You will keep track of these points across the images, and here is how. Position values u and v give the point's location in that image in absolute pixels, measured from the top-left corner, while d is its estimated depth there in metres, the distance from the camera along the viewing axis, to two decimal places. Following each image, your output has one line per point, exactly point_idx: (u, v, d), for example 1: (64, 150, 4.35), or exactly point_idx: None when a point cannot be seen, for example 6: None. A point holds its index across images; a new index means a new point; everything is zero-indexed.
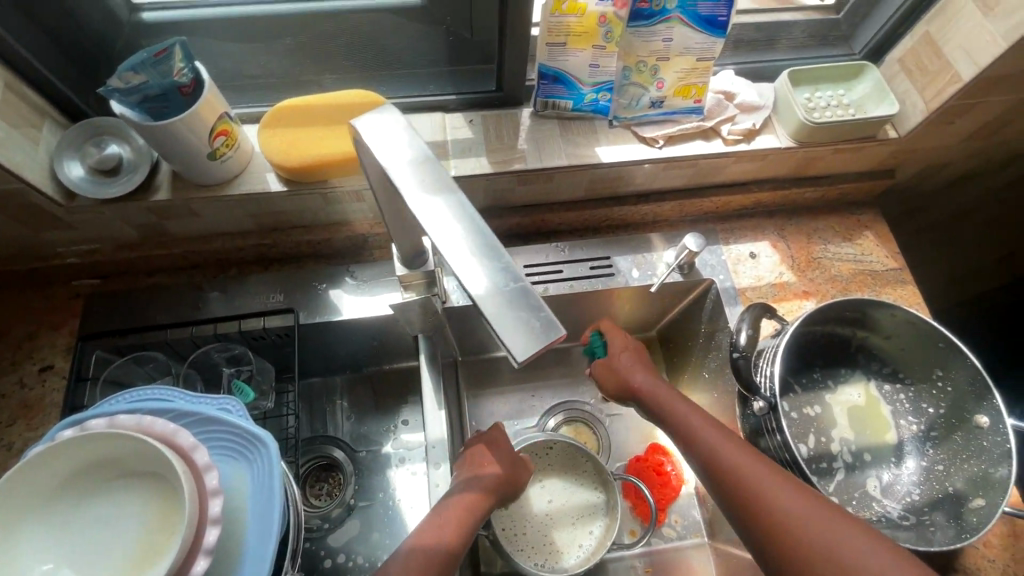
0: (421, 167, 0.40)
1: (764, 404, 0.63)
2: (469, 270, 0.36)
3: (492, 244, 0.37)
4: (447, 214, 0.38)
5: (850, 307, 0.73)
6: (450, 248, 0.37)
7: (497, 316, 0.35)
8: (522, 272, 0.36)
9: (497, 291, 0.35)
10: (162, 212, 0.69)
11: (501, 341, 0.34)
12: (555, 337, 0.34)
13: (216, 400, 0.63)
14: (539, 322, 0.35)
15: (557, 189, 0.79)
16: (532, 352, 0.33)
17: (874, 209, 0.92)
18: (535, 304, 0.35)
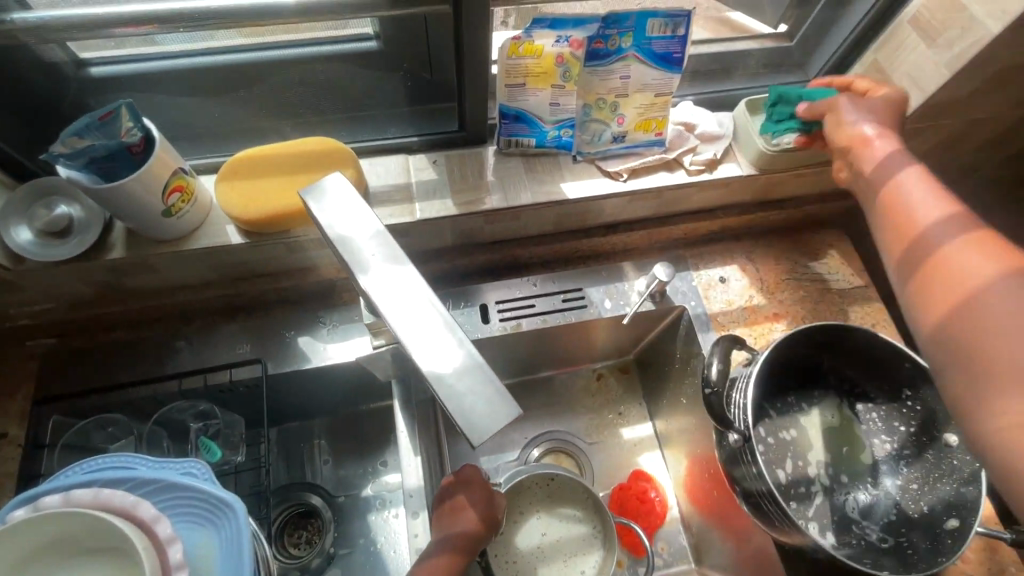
0: (373, 239, 0.39)
1: (738, 437, 0.63)
2: (425, 349, 0.36)
3: (449, 321, 0.37)
4: (402, 289, 0.38)
5: (818, 331, 0.74)
6: (405, 326, 0.36)
7: (454, 398, 0.34)
8: (478, 351, 0.36)
9: (454, 372, 0.35)
10: (119, 270, 0.67)
11: (459, 424, 0.34)
12: (513, 417, 0.34)
13: (182, 464, 0.62)
14: (497, 403, 0.34)
15: (526, 225, 0.79)
16: (489, 435, 0.33)
17: (837, 227, 0.94)
18: (492, 382, 0.35)
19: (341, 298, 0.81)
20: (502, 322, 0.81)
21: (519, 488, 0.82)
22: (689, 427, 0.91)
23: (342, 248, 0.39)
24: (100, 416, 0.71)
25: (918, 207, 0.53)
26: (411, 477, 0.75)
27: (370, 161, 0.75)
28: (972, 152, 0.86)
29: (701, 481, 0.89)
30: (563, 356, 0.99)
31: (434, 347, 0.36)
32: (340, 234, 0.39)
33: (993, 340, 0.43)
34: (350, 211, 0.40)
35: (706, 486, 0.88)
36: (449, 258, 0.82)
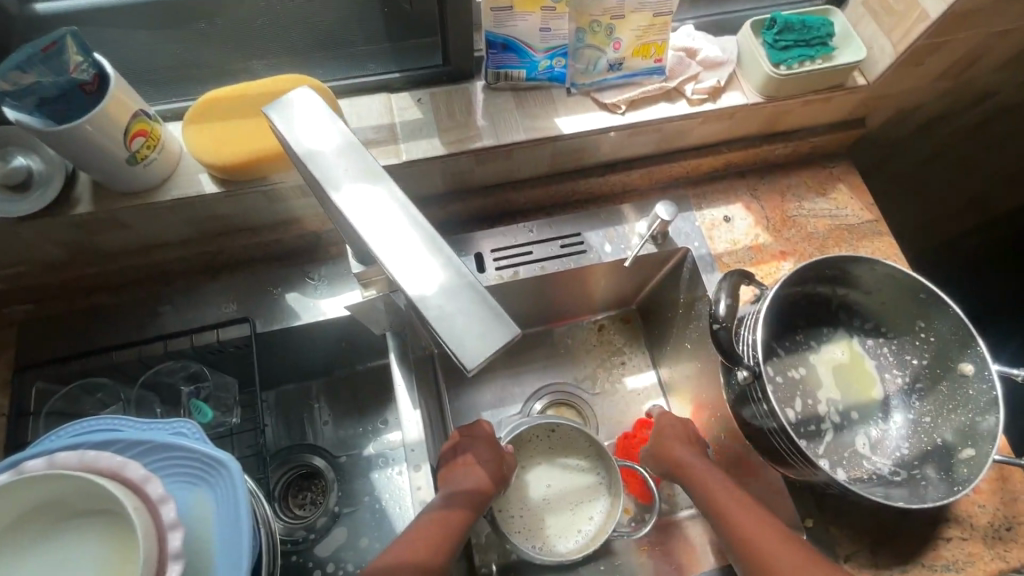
0: (347, 156, 0.36)
1: (747, 373, 0.60)
2: (408, 268, 0.32)
3: (433, 238, 0.34)
4: (381, 207, 0.34)
5: (830, 264, 0.71)
6: (386, 246, 0.33)
7: (441, 319, 0.31)
8: (468, 268, 0.33)
9: (442, 292, 0.32)
10: (88, 227, 0.63)
11: (449, 347, 0.31)
12: (509, 339, 0.31)
13: (171, 424, 0.59)
14: (490, 324, 0.31)
15: (519, 165, 0.75)
16: (483, 358, 0.30)
17: (846, 160, 0.90)
18: (485, 302, 0.32)
19: (329, 253, 0.78)
20: (498, 270, 0.78)
21: (520, 442, 0.81)
22: (694, 373, 0.88)
23: (312, 166, 0.35)
24: (85, 381, 0.69)
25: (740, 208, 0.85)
26: (411, 431, 0.72)
27: (350, 102, 0.70)
28: (990, 72, 0.81)
29: (707, 426, 0.88)
30: (563, 307, 0.96)
31: (418, 266, 0.33)
32: (310, 151, 0.36)
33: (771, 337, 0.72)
34: (320, 127, 0.37)
35: (713, 430, 0.86)
36: (440, 206, 0.78)
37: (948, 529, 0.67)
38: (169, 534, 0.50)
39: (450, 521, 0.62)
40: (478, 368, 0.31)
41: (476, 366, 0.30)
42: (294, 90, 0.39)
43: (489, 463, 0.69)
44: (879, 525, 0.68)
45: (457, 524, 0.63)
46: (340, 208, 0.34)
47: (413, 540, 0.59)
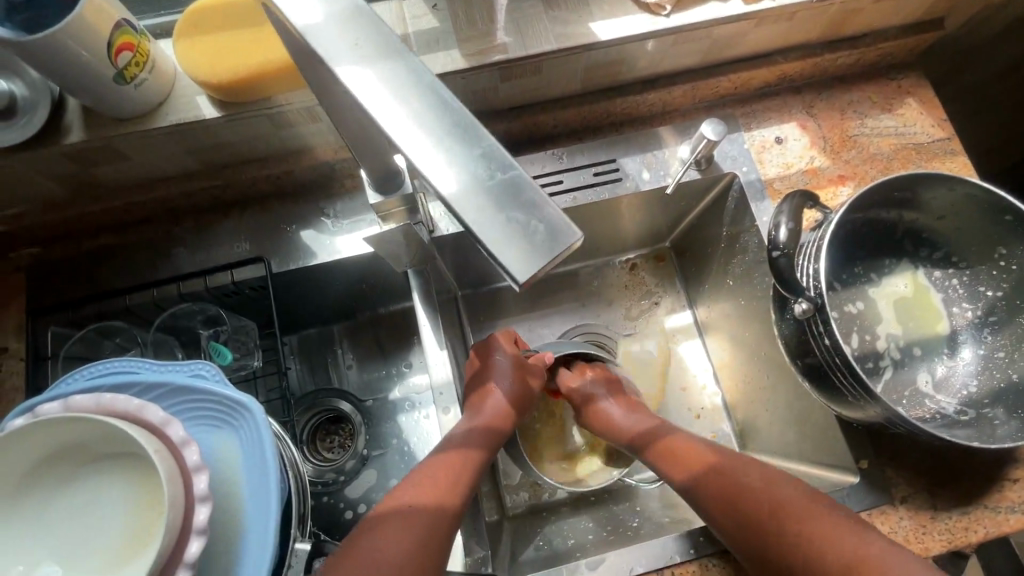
0: (355, 28, 0.29)
1: (808, 305, 0.54)
2: (435, 160, 0.27)
3: (467, 123, 0.27)
4: (396, 87, 0.28)
5: (900, 185, 0.63)
6: (408, 135, 0.27)
7: (482, 222, 0.26)
8: (511, 159, 0.27)
9: (479, 190, 0.26)
10: (84, 157, 0.58)
11: (494, 255, 0.25)
12: (567, 243, 0.25)
13: (188, 365, 0.56)
14: (542, 227, 0.25)
15: (548, 81, 0.67)
16: (536, 267, 0.25)
17: (916, 71, 0.79)
18: (535, 199, 0.26)
19: (343, 186, 0.72)
20: None
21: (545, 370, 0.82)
22: (735, 311, 0.83)
23: (312, 40, 0.29)
24: (101, 325, 0.66)
25: (795, 130, 0.76)
26: (439, 372, 0.69)
27: None
28: None
29: (747, 366, 0.83)
30: (594, 244, 0.90)
31: (446, 156, 0.27)
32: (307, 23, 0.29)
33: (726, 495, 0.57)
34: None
35: (754, 371, 0.82)
36: None
37: (1014, 470, 0.63)
38: (195, 476, 0.47)
39: (467, 466, 0.59)
40: (530, 280, 0.25)
41: (527, 277, 0.25)
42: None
43: (513, 376, 0.69)
44: (938, 466, 0.64)
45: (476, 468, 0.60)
46: (349, 90, 0.28)
47: (436, 477, 0.56)
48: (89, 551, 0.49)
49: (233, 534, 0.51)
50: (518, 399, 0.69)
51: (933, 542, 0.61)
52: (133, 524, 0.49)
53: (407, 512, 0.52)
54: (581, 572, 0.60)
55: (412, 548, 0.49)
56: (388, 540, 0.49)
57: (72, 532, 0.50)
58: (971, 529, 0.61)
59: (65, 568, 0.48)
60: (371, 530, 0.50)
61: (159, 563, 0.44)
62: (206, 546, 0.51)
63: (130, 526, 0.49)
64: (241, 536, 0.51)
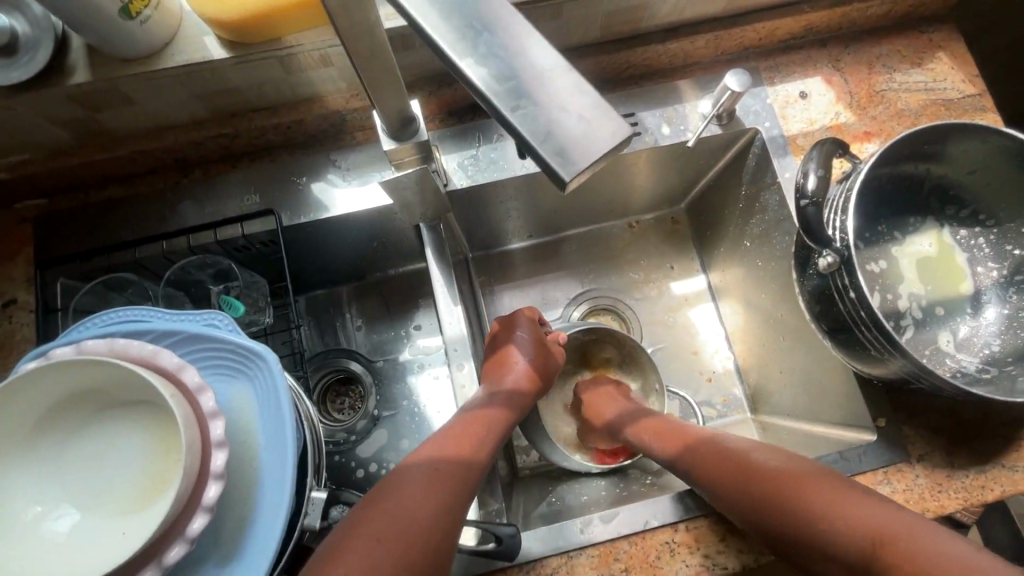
0: None
1: (833, 258, 0.53)
2: (471, 57, 0.25)
3: (505, 15, 0.26)
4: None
5: (930, 137, 0.60)
6: (441, 27, 0.25)
7: (523, 117, 0.24)
8: (551, 55, 0.25)
9: (519, 85, 0.24)
10: (89, 101, 0.57)
11: (538, 153, 0.24)
12: (618, 141, 0.24)
13: (201, 315, 0.55)
14: (589, 124, 0.24)
15: (567, 28, 0.64)
16: (584, 165, 0.23)
17: (948, 24, 0.76)
18: (580, 95, 0.24)
19: (354, 139, 0.70)
20: None
21: None
22: (751, 273, 0.81)
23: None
24: (109, 277, 0.65)
25: (820, 85, 0.73)
26: (453, 328, 0.68)
27: None
28: None
29: (762, 329, 0.82)
30: (607, 205, 0.88)
31: (486, 50, 0.25)
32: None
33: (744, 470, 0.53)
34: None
35: (767, 334, 0.81)
36: None
37: None
38: (211, 423, 0.47)
39: (484, 434, 0.58)
40: (577, 179, 0.24)
41: (574, 176, 0.23)
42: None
43: (536, 348, 0.70)
44: (957, 425, 0.63)
45: (493, 432, 0.59)
46: None
47: (455, 436, 0.56)
48: (105, 495, 0.49)
49: (249, 481, 0.50)
50: (539, 369, 0.69)
51: (949, 500, 0.61)
52: (150, 469, 0.49)
53: (428, 474, 0.51)
54: (595, 525, 0.60)
55: (430, 510, 0.48)
56: (408, 501, 0.48)
57: (88, 477, 0.49)
58: (988, 487, 0.61)
59: (82, 511, 0.48)
60: (388, 490, 0.49)
61: (177, 508, 0.44)
62: (223, 493, 0.51)
63: (146, 472, 0.49)
64: (258, 483, 0.51)
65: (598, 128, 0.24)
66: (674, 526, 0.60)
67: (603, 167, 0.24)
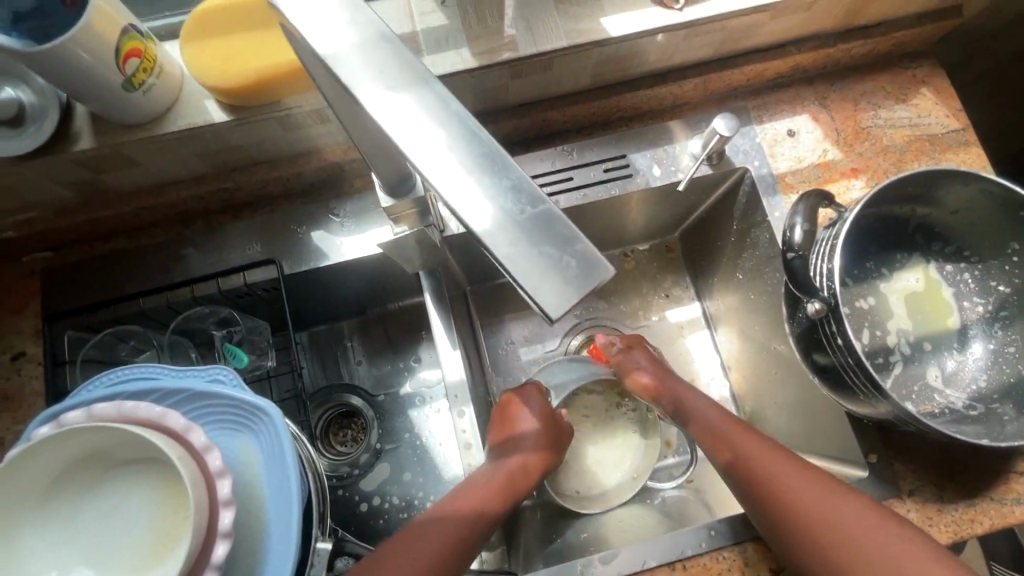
0: (376, 51, 0.29)
1: (821, 306, 0.55)
2: (467, 193, 0.27)
3: (493, 152, 0.27)
4: (424, 114, 0.28)
5: (918, 181, 0.62)
6: (433, 166, 0.27)
7: (514, 256, 0.26)
8: (540, 189, 0.27)
9: (506, 223, 0.26)
10: (95, 163, 0.58)
11: (528, 292, 0.26)
12: (604, 280, 0.26)
13: (207, 371, 0.57)
14: (579, 264, 0.26)
15: (559, 78, 0.66)
16: (569, 305, 0.25)
17: (931, 59, 0.78)
18: (568, 232, 0.26)
19: (352, 186, 0.72)
20: None
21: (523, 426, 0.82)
22: (744, 304, 0.83)
23: (323, 58, 0.29)
24: (117, 329, 0.66)
25: (806, 122, 0.75)
26: (451, 370, 0.69)
27: None
28: None
29: (758, 359, 0.83)
30: (603, 239, 0.89)
31: (479, 188, 0.27)
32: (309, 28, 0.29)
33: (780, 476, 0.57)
34: (335, 16, 0.30)
35: (763, 365, 0.82)
36: None
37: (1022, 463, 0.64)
38: (219, 482, 0.48)
39: (494, 484, 0.60)
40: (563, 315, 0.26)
41: (560, 313, 0.25)
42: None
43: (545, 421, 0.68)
44: (947, 460, 0.65)
45: (501, 482, 0.60)
46: (374, 116, 0.28)
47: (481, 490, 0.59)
48: (117, 555, 0.50)
49: (256, 536, 0.52)
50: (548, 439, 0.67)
51: (940, 534, 0.62)
52: (161, 527, 0.50)
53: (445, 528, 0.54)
54: (595, 566, 0.61)
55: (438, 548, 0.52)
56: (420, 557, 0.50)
57: (101, 536, 0.51)
58: (977, 521, 0.62)
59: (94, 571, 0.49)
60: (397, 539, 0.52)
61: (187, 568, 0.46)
62: (231, 548, 0.52)
63: (157, 530, 0.50)
64: (264, 537, 0.52)
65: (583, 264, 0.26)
66: (671, 565, 0.61)
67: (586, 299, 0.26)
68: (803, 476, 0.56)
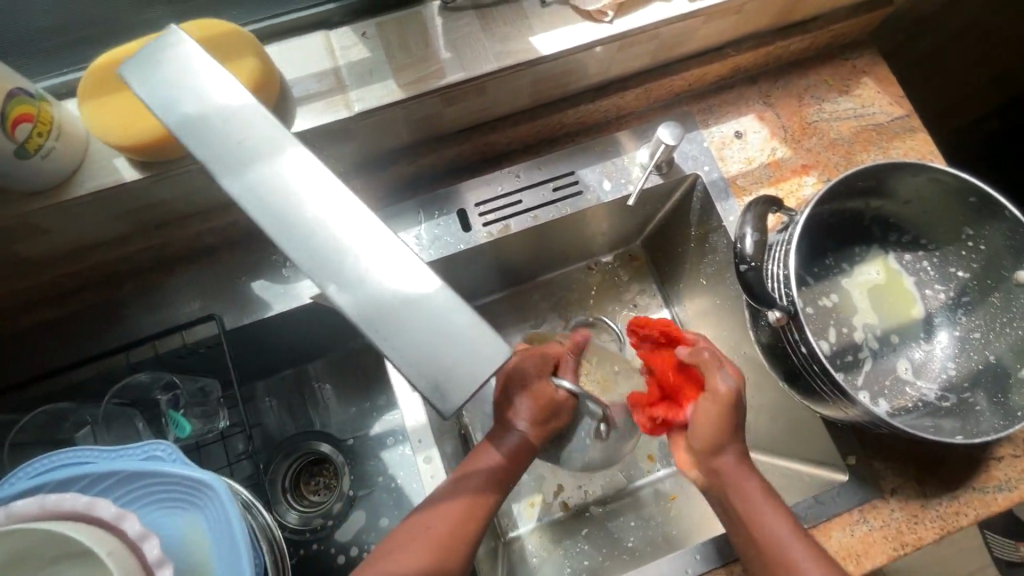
0: (249, 135, 0.30)
1: (781, 315, 0.53)
2: (356, 280, 0.28)
3: (381, 233, 0.29)
4: (310, 194, 0.29)
5: (867, 175, 0.61)
6: (332, 251, 0.29)
7: (406, 351, 0.28)
8: (428, 270, 0.29)
9: (403, 313, 0.28)
10: (1, 236, 0.54)
11: (422, 384, 0.28)
12: (495, 367, 0.27)
13: (143, 447, 0.53)
14: (471, 350, 0.28)
15: (495, 101, 0.63)
16: (463, 392, 0.27)
17: (869, 48, 0.78)
18: (458, 319, 0.28)
19: None
20: (486, 227, 0.69)
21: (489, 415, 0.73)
22: (714, 310, 0.81)
23: (204, 153, 0.30)
24: (50, 407, 0.62)
25: (753, 122, 0.74)
26: (413, 411, 0.66)
27: (281, 46, 0.58)
28: None
29: None
30: (565, 256, 0.87)
31: (371, 273, 0.28)
32: (190, 124, 0.30)
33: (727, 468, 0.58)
34: (209, 102, 0.31)
35: (739, 369, 0.80)
36: (408, 160, 0.67)
37: (1000, 448, 0.63)
38: (159, 573, 0.44)
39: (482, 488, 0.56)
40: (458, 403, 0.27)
41: (456, 403, 0.27)
42: (159, 39, 0.31)
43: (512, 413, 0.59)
44: (926, 454, 0.63)
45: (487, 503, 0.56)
46: (255, 203, 0.29)
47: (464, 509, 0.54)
48: None
49: None
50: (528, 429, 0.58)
51: (926, 531, 0.61)
52: None
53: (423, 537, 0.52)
54: None
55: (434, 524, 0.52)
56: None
57: None
58: (962, 512, 0.62)
59: None
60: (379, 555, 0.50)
61: None
62: None
63: None
64: None
65: (475, 346, 0.28)
66: None
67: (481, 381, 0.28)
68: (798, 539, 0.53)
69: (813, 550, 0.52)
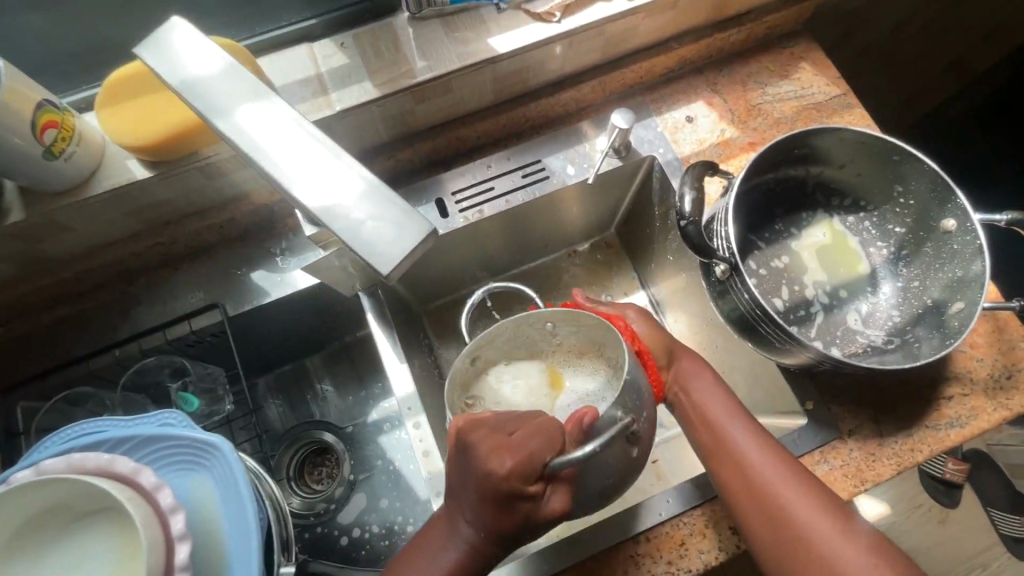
0: (227, 83, 0.37)
1: (725, 266, 0.60)
2: (310, 183, 0.34)
3: (331, 147, 0.36)
4: (268, 124, 0.36)
5: (798, 142, 0.67)
6: (286, 165, 0.35)
7: (348, 232, 0.33)
8: (368, 172, 0.35)
9: (348, 202, 0.34)
10: (30, 235, 0.61)
11: (363, 256, 0.33)
12: (421, 238, 0.33)
13: (157, 416, 0.55)
14: (401, 227, 0.33)
15: (462, 97, 0.71)
16: (397, 259, 0.32)
17: (805, 36, 0.85)
18: (391, 205, 0.34)
19: (286, 225, 0.76)
20: (462, 213, 0.76)
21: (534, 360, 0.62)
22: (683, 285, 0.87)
23: (193, 100, 0.36)
24: (67, 394, 0.67)
25: (702, 107, 0.81)
26: (401, 383, 0.71)
27: (271, 58, 0.66)
28: None
29: (704, 335, 0.86)
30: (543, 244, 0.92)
31: (326, 176, 0.35)
32: (189, 82, 0.37)
33: (755, 466, 0.56)
34: (194, 61, 0.38)
35: (710, 339, 0.85)
36: (388, 156, 0.74)
37: (949, 388, 0.68)
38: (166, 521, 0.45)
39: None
40: (395, 270, 0.32)
41: (391, 268, 0.32)
42: (160, 27, 0.39)
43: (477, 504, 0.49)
44: (878, 397, 0.68)
45: None
46: (232, 134, 0.36)
47: None
48: None
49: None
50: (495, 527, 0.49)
51: (884, 467, 0.65)
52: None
53: None
54: (561, 551, 0.62)
55: None
56: None
57: None
58: (917, 449, 0.66)
59: None
60: None
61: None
62: None
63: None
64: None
65: (405, 226, 0.33)
66: (636, 538, 0.63)
67: (413, 256, 0.33)
68: (811, 507, 0.53)
69: (844, 527, 0.52)
